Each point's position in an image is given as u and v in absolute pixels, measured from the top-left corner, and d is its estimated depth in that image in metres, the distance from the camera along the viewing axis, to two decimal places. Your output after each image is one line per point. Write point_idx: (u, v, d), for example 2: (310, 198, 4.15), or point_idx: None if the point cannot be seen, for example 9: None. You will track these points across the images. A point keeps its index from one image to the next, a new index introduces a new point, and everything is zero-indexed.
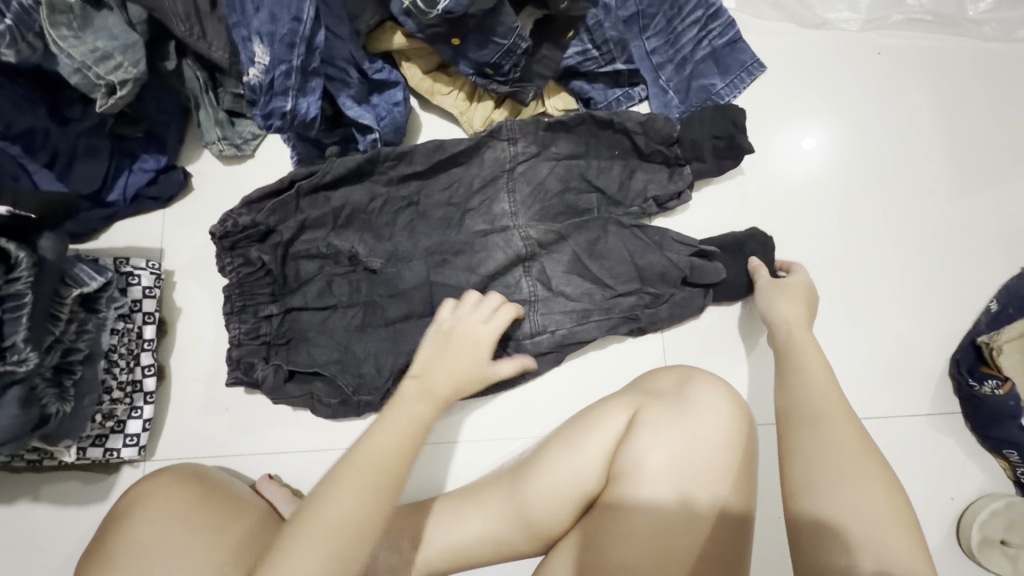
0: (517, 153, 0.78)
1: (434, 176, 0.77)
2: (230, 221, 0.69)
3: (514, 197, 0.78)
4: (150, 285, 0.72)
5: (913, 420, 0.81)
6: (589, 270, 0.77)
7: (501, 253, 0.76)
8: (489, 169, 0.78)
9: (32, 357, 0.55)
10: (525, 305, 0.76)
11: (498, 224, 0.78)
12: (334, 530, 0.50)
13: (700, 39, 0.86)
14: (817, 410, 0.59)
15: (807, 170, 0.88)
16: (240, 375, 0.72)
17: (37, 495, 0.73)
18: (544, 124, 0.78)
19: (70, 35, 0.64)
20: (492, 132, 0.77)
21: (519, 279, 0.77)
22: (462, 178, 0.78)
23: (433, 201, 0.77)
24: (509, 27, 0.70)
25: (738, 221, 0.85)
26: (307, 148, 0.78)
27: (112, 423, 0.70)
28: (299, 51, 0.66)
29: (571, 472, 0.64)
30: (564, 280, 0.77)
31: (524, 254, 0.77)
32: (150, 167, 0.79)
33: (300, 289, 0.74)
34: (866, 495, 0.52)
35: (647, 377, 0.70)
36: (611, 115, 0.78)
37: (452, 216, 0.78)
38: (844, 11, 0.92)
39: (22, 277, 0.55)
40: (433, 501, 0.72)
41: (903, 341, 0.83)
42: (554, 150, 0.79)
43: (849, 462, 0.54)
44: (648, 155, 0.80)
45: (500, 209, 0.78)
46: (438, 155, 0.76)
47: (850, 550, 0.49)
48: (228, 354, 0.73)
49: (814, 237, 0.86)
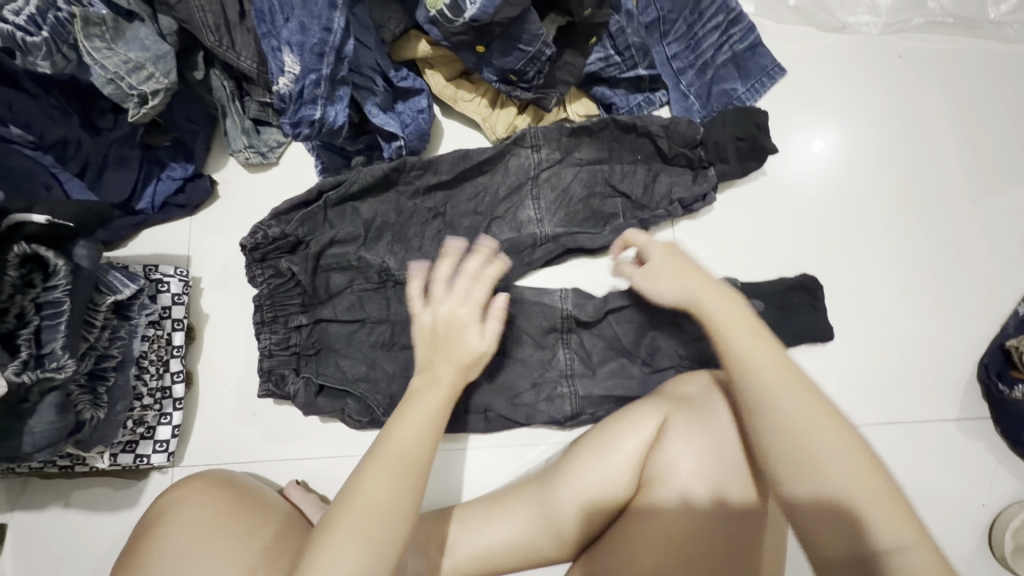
0: (541, 160, 0.78)
1: (460, 186, 0.78)
2: (260, 233, 0.70)
3: (539, 204, 0.79)
4: (179, 292, 0.73)
5: (941, 424, 0.80)
6: (634, 349, 0.77)
7: (540, 318, 0.76)
8: (514, 177, 0.78)
9: (70, 364, 0.55)
10: (565, 378, 0.76)
11: (524, 232, 0.79)
12: (374, 515, 0.51)
13: (721, 44, 0.87)
14: (789, 393, 0.52)
15: (816, 170, 0.88)
16: (271, 388, 0.72)
17: (68, 501, 0.73)
18: (567, 130, 0.78)
19: (103, 46, 0.65)
20: (515, 140, 0.78)
21: (556, 350, 0.77)
22: (487, 187, 0.78)
23: (460, 211, 0.78)
24: (534, 34, 0.70)
25: (779, 268, 0.84)
26: (331, 156, 0.79)
27: (142, 429, 0.70)
28: (328, 60, 0.66)
29: (600, 477, 0.64)
30: (602, 364, 0.77)
31: (563, 327, 0.77)
32: (178, 175, 0.80)
33: (329, 301, 0.74)
34: (852, 475, 0.49)
35: (673, 383, 0.70)
36: (633, 119, 0.78)
37: (478, 225, 0.78)
38: (864, 14, 0.91)
39: (60, 285, 0.55)
40: (461, 508, 0.71)
41: (931, 345, 0.82)
42: (576, 156, 0.79)
43: (810, 437, 0.50)
44: (672, 159, 0.80)
45: (526, 216, 0.79)
46: (462, 164, 0.76)
47: (839, 541, 0.48)
48: (259, 365, 0.73)
49: (827, 239, 0.85)
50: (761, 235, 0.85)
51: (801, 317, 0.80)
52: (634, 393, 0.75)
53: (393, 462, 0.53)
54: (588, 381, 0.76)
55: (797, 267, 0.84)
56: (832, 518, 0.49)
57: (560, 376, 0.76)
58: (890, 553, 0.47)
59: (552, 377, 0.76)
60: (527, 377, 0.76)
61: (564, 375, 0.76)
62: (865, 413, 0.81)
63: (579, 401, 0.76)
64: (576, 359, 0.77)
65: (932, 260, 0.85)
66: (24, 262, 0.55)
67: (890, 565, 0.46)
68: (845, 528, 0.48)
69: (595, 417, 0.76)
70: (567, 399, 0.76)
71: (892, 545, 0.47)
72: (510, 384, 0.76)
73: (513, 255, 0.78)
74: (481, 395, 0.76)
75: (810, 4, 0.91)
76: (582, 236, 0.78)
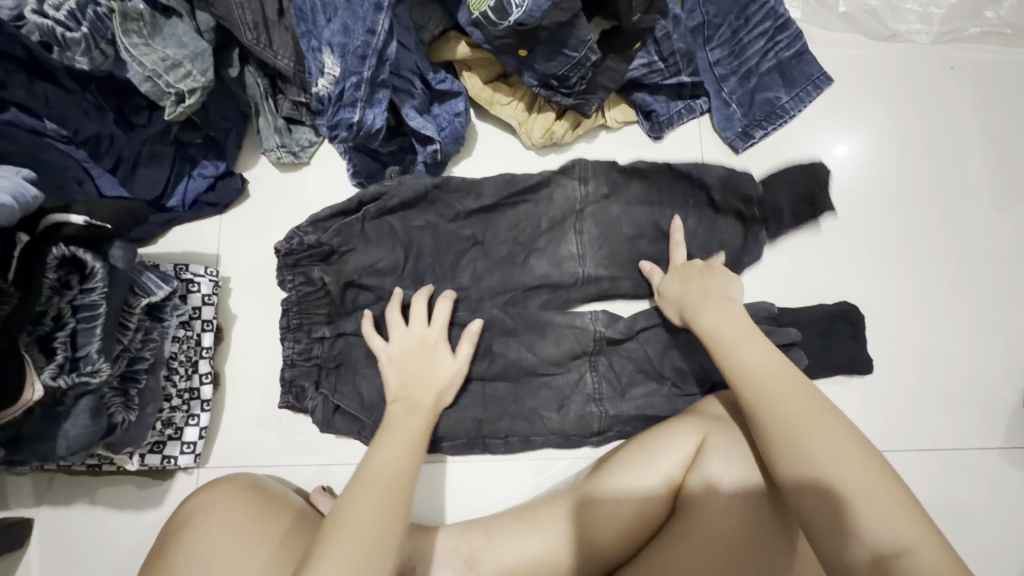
0: (587, 194, 0.77)
1: (501, 212, 0.76)
2: (296, 240, 0.68)
3: (581, 239, 0.77)
4: (209, 292, 0.72)
5: (984, 453, 0.77)
6: (662, 371, 0.74)
7: (569, 343, 0.75)
8: (558, 209, 0.77)
9: (105, 369, 0.54)
10: (592, 403, 0.74)
11: (564, 268, 0.77)
12: (359, 541, 0.52)
13: (766, 51, 0.84)
14: (788, 398, 0.55)
15: (842, 179, 0.85)
16: (291, 400, 0.71)
17: (93, 498, 0.73)
18: (617, 168, 0.77)
19: (141, 42, 0.64)
20: (563, 171, 0.77)
21: (583, 373, 0.75)
22: (529, 215, 0.76)
23: (499, 239, 0.76)
24: (580, 40, 0.68)
25: (815, 291, 0.82)
26: (364, 158, 0.78)
27: (170, 430, 0.70)
28: (370, 64, 0.65)
29: (633, 493, 0.64)
30: (631, 387, 0.75)
31: (591, 351, 0.75)
32: (209, 173, 0.79)
33: (354, 314, 0.74)
34: (853, 475, 0.50)
35: (705, 402, 0.70)
36: (690, 168, 0.78)
37: (515, 255, 0.76)
38: (915, 22, 0.88)
39: (96, 288, 0.55)
40: (490, 519, 0.70)
41: (974, 370, 0.79)
42: (625, 194, 0.78)
43: (807, 423, 0.53)
44: (724, 211, 0.79)
45: (567, 251, 0.77)
46: (508, 188, 0.76)
47: (845, 543, 0.48)
48: (280, 375, 0.71)
49: (867, 258, 0.83)
50: (797, 252, 0.82)
51: (841, 346, 0.78)
52: (664, 414, 0.73)
53: (373, 485, 0.57)
54: (619, 395, 0.75)
55: (835, 289, 0.82)
56: (834, 522, 0.49)
57: (588, 394, 0.75)
58: (895, 554, 0.46)
59: (578, 400, 0.74)
60: (552, 400, 0.75)
61: (591, 399, 0.74)
62: (905, 439, 0.78)
63: (607, 420, 0.74)
64: (604, 385, 0.75)
65: (980, 280, 0.82)
66: (62, 264, 0.54)
67: (899, 566, 0.45)
68: (845, 530, 0.48)
69: (622, 434, 0.74)
70: (596, 417, 0.74)
71: (897, 545, 0.46)
72: (536, 412, 0.74)
73: (550, 291, 0.77)
74: (506, 418, 0.74)
75: (859, 10, 0.88)
76: (619, 248, 0.77)
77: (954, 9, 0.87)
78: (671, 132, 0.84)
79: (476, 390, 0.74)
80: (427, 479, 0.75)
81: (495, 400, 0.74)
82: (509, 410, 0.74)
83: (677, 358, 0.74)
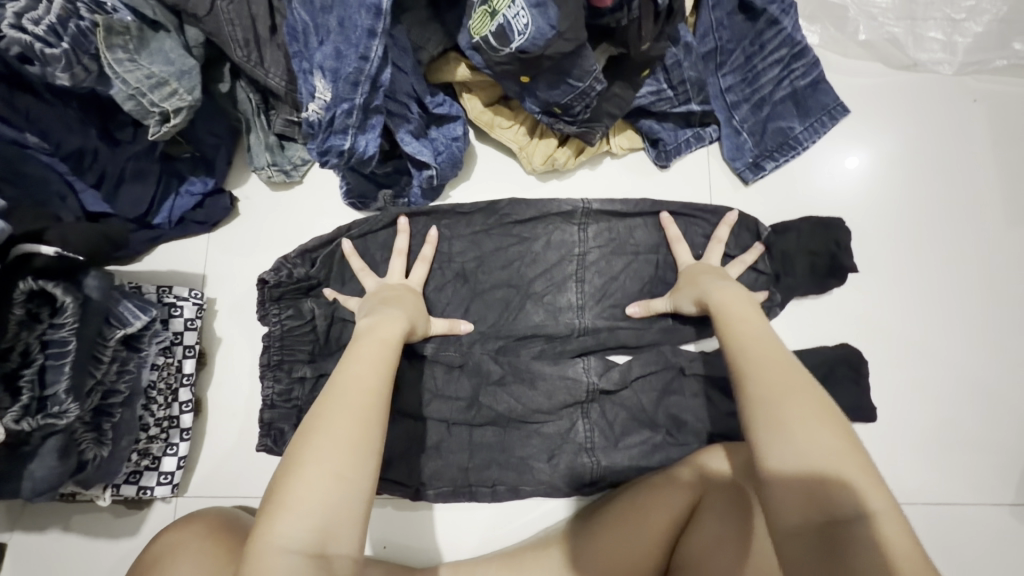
0: (586, 238, 0.75)
1: (497, 255, 0.75)
2: (284, 272, 0.70)
3: (581, 288, 0.75)
4: (192, 316, 0.70)
5: (993, 508, 0.74)
6: (656, 419, 0.72)
7: (561, 394, 0.72)
8: (554, 253, 0.75)
9: (73, 409, 0.52)
10: (583, 451, 0.71)
11: (561, 319, 0.74)
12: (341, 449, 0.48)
13: (781, 79, 0.80)
14: (768, 365, 0.52)
15: (856, 215, 0.81)
16: (269, 443, 0.68)
17: (67, 525, 0.71)
18: (617, 209, 0.75)
19: (126, 58, 0.61)
20: (564, 215, 0.75)
21: (575, 421, 0.72)
22: (526, 257, 0.75)
23: (492, 285, 0.75)
24: (586, 70, 0.64)
25: (820, 334, 0.78)
26: (359, 179, 0.75)
27: (147, 460, 0.68)
28: (363, 90, 0.61)
29: (629, 558, 0.62)
30: (624, 436, 0.72)
31: (586, 398, 0.72)
32: (197, 190, 0.76)
33: (337, 354, 0.72)
34: (817, 441, 0.46)
35: (703, 453, 0.67)
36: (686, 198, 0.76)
37: (511, 300, 0.75)
38: (938, 51, 0.84)
39: (67, 323, 0.52)
40: (475, 564, 0.68)
41: (986, 422, 0.76)
42: (628, 241, 0.76)
43: (794, 386, 0.50)
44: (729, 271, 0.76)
45: (566, 300, 0.75)
46: (498, 219, 0.75)
47: (799, 508, 0.44)
48: (259, 416, 0.69)
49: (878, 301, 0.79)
50: (815, 307, 0.79)
51: (844, 393, 0.75)
52: (659, 464, 0.70)
53: (346, 403, 0.51)
54: (613, 440, 0.72)
55: (843, 332, 0.78)
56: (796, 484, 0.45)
57: (581, 439, 0.72)
58: (849, 522, 0.42)
59: (570, 449, 0.72)
60: (542, 450, 0.72)
61: (583, 449, 0.71)
62: (912, 492, 0.75)
63: (600, 470, 0.71)
64: (596, 432, 0.72)
65: (996, 326, 0.78)
66: (31, 297, 0.52)
67: (850, 534, 0.42)
68: (807, 494, 0.44)
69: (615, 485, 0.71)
70: (588, 469, 0.71)
71: (853, 513, 0.43)
72: (526, 461, 0.72)
73: (544, 340, 0.75)
74: (494, 467, 0.72)
75: (881, 39, 0.84)
76: (615, 284, 0.75)
77: (981, 38, 0.83)
78: (677, 160, 0.81)
79: (463, 434, 0.72)
80: (415, 521, 0.73)
81: (484, 448, 0.72)
82: (497, 459, 0.72)
83: (673, 405, 0.72)
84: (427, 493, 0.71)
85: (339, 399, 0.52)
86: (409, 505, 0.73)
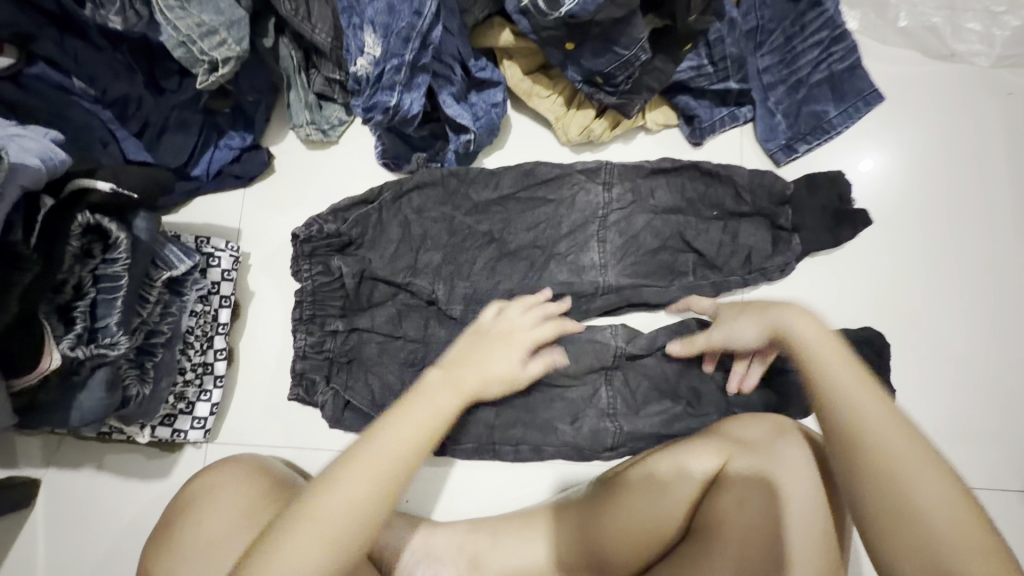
0: (611, 199, 0.76)
1: (523, 215, 0.76)
2: (316, 227, 0.70)
3: (604, 247, 0.76)
4: (229, 267, 0.71)
5: (1002, 495, 0.75)
6: (677, 390, 0.73)
7: (589, 358, 0.73)
8: (580, 213, 0.76)
9: (123, 341, 0.54)
10: (606, 417, 0.73)
11: (585, 277, 0.76)
12: (348, 509, 0.47)
13: (819, 62, 0.80)
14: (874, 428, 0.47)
15: (881, 196, 0.82)
16: (302, 392, 0.70)
17: (100, 464, 0.73)
18: (644, 172, 0.76)
19: (177, 5, 0.61)
20: (588, 173, 0.76)
21: (598, 387, 0.74)
22: (553, 219, 0.76)
23: (518, 244, 0.76)
24: (633, 39, 0.65)
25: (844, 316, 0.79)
26: (394, 140, 0.77)
27: (182, 404, 0.70)
28: (413, 46, 0.63)
29: (648, 515, 0.63)
30: (646, 404, 0.73)
31: (609, 364, 0.74)
32: (235, 144, 0.77)
33: (368, 310, 0.73)
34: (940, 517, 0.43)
35: (730, 423, 0.67)
36: (718, 166, 0.76)
37: (536, 259, 0.76)
38: (976, 42, 0.84)
39: (119, 259, 0.54)
40: (498, 520, 0.70)
41: (993, 411, 0.77)
42: (652, 202, 0.76)
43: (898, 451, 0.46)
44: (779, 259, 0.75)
45: (589, 259, 0.76)
46: (524, 181, 0.76)
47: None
48: (291, 366, 0.71)
49: (861, 289, 0.80)
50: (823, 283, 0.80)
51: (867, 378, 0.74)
52: (677, 432, 0.72)
53: (375, 460, 0.49)
54: (634, 407, 0.73)
55: (866, 316, 0.79)
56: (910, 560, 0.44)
57: (604, 406, 0.73)
58: None
59: (593, 414, 0.73)
60: (566, 413, 0.73)
61: (605, 414, 0.73)
62: None
63: (622, 436, 0.72)
64: (619, 400, 0.74)
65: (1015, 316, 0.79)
66: (85, 233, 0.53)
67: None
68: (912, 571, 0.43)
69: (634, 451, 0.73)
70: (610, 433, 0.72)
71: None
72: (550, 423, 0.73)
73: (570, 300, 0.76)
74: (519, 427, 0.73)
75: (920, 26, 0.84)
76: (644, 256, 0.76)
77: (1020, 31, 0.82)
78: (710, 139, 0.81)
79: None
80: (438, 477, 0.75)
81: (509, 409, 0.73)
82: (522, 419, 0.73)
83: (694, 378, 0.73)
84: (450, 448, 0.73)
85: (358, 465, 0.49)
86: (432, 459, 0.76)
